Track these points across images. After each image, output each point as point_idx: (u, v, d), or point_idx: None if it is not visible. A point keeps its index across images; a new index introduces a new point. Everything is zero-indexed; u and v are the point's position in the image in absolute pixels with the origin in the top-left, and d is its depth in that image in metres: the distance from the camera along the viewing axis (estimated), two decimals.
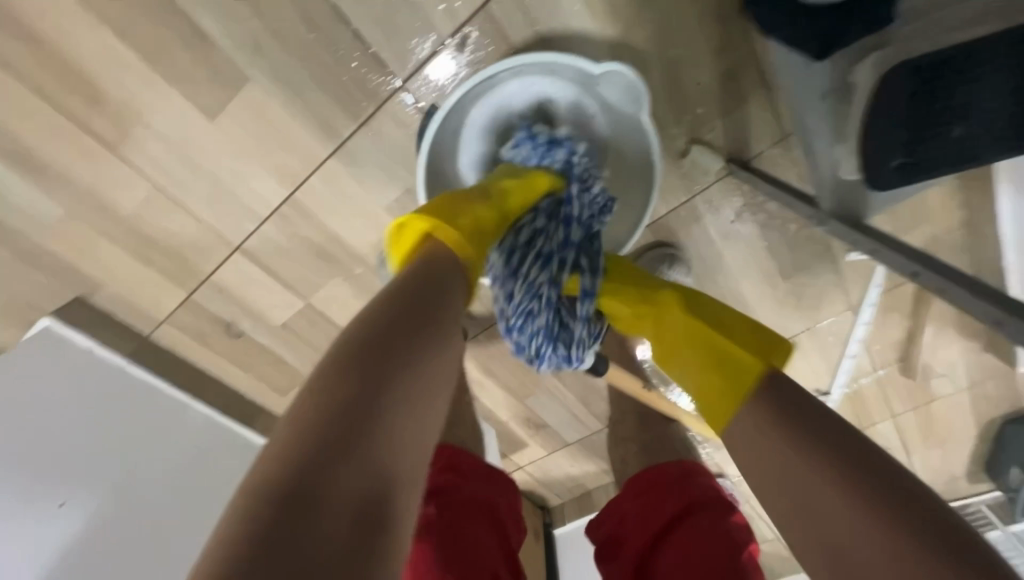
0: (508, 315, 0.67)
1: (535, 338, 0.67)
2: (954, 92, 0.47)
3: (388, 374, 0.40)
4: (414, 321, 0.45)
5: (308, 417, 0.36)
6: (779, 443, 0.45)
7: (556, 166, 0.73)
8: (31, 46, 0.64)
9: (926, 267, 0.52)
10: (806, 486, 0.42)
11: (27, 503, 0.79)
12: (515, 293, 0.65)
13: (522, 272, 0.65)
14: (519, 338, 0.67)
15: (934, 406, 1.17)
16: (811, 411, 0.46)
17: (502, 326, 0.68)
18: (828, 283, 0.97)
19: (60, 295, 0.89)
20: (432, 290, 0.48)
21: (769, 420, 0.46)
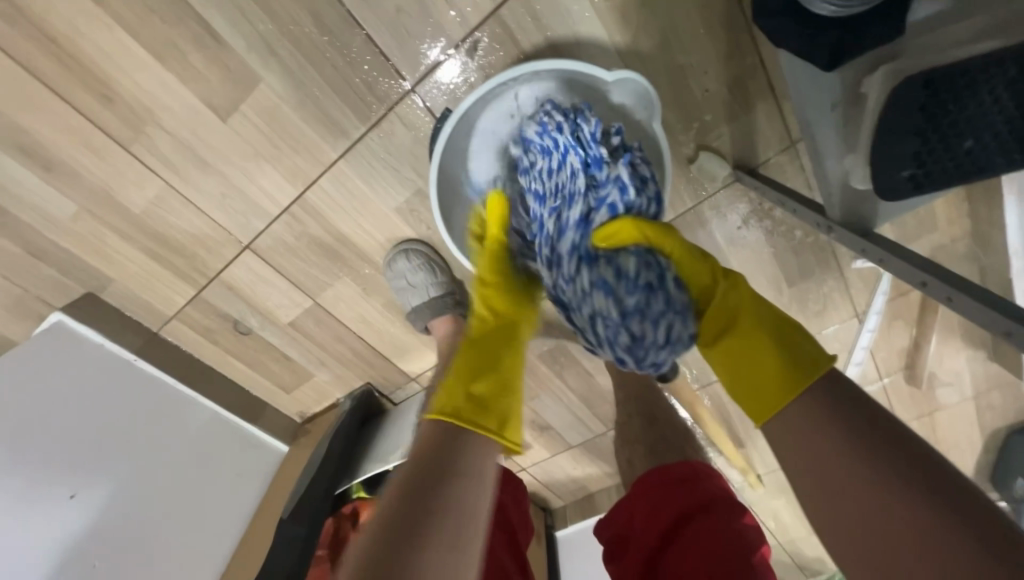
0: (625, 298, 0.57)
1: (664, 319, 0.55)
2: (966, 104, 0.47)
3: (411, 545, 0.39)
4: (437, 491, 0.43)
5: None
6: (819, 433, 0.41)
7: (588, 131, 0.68)
8: (49, 46, 0.66)
9: (934, 276, 0.52)
10: (836, 471, 0.40)
11: (37, 494, 0.79)
12: (623, 268, 0.58)
13: (619, 248, 0.60)
14: (644, 325, 0.56)
15: (939, 414, 1.17)
16: (832, 388, 0.43)
17: (616, 313, 0.57)
18: (835, 290, 0.97)
19: (73, 290, 0.91)
20: (442, 455, 0.46)
21: (820, 415, 0.42)
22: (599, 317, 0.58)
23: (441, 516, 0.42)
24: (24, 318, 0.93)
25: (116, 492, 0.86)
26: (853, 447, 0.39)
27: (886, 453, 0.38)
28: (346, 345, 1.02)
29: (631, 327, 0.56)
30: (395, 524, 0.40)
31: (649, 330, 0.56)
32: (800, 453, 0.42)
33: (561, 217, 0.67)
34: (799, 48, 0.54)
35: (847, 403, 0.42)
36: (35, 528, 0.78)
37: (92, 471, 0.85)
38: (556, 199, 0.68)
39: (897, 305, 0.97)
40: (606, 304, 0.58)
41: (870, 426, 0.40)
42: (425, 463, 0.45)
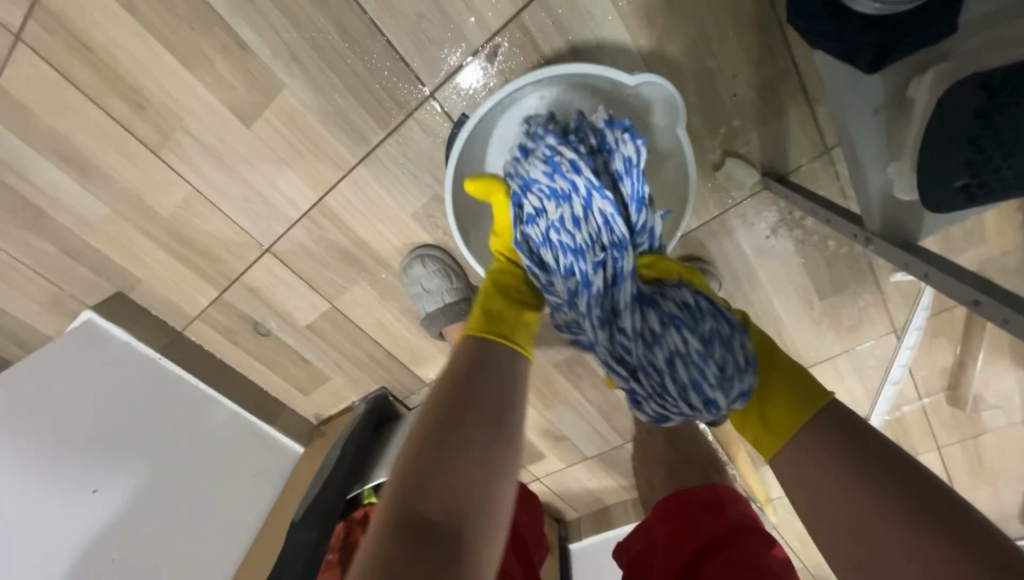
0: (698, 326, 0.53)
1: (739, 343, 0.52)
2: (1023, 111, 0.43)
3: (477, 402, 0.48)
4: (484, 376, 0.51)
5: (410, 449, 0.45)
6: (818, 462, 0.45)
7: (620, 161, 0.62)
8: (86, 55, 0.68)
9: (989, 295, 0.48)
10: (835, 499, 0.43)
11: (62, 489, 0.81)
12: (685, 297, 0.55)
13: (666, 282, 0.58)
14: (727, 350, 0.51)
15: (984, 439, 1.09)
16: (844, 428, 0.46)
17: (699, 345, 0.51)
18: (871, 304, 0.92)
19: (103, 289, 0.94)
20: (483, 352, 0.54)
21: (825, 450, 0.45)
22: (678, 361, 0.52)
23: (487, 395, 0.49)
24: (59, 316, 0.97)
25: (139, 488, 0.88)
26: (861, 482, 0.42)
27: (899, 491, 0.41)
28: (362, 349, 1.03)
29: (716, 356, 0.51)
30: (450, 396, 0.48)
31: (732, 358, 0.51)
32: (811, 486, 0.45)
33: (601, 270, 0.58)
34: (835, 50, 0.52)
35: (857, 442, 0.45)
36: (59, 522, 0.80)
37: (116, 466, 0.87)
38: (598, 250, 0.59)
39: (939, 321, 0.91)
40: (684, 337, 0.52)
41: (871, 458, 0.43)
42: (467, 358, 0.53)
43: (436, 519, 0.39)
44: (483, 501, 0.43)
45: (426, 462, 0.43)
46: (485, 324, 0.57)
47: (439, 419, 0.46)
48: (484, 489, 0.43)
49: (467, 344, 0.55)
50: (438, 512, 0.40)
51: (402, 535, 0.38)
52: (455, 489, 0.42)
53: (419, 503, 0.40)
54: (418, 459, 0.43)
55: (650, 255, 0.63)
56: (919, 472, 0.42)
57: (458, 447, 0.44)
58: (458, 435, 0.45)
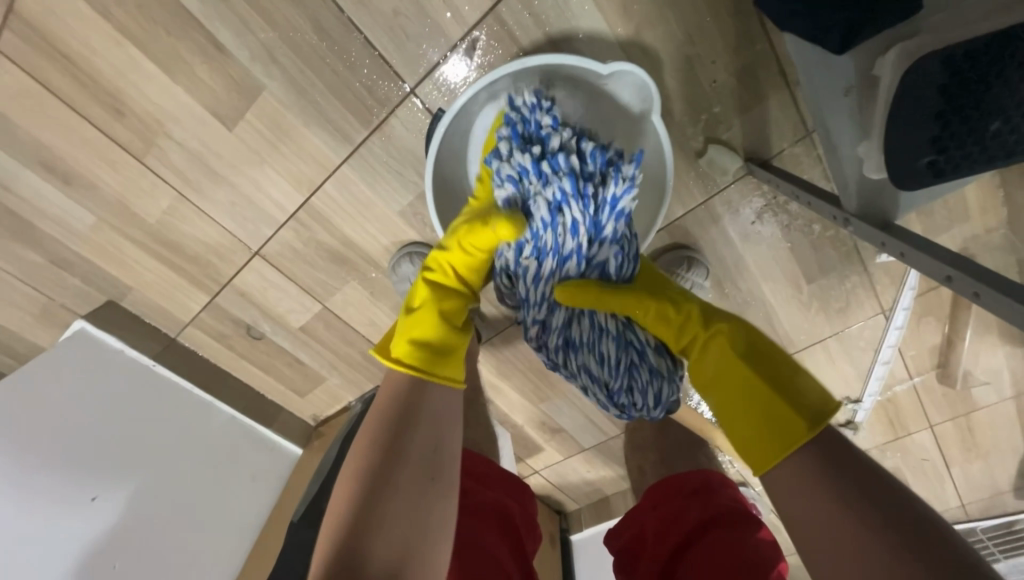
0: (609, 380, 0.63)
1: (649, 390, 0.61)
2: (989, 83, 0.43)
3: (407, 445, 0.48)
4: (410, 419, 0.49)
5: (335, 524, 0.44)
6: (800, 463, 0.42)
7: (606, 208, 0.63)
8: (63, 63, 0.68)
9: (961, 270, 0.49)
10: (810, 503, 0.40)
11: (61, 498, 0.81)
12: (607, 354, 0.62)
13: (600, 328, 0.63)
14: (632, 398, 0.62)
15: (976, 416, 1.11)
16: (829, 441, 0.42)
17: (604, 392, 0.64)
18: (859, 286, 0.92)
19: (95, 298, 0.94)
20: (412, 395, 0.51)
21: (809, 458, 0.42)
22: (590, 391, 0.66)
23: (418, 438, 0.49)
24: (52, 326, 0.97)
25: (137, 494, 0.89)
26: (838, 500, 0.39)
27: (875, 511, 0.38)
28: (356, 348, 1.03)
29: (621, 402, 0.63)
30: (378, 458, 0.47)
31: (638, 402, 0.62)
32: (789, 499, 0.42)
33: (549, 317, 0.67)
34: (805, 29, 0.51)
35: (841, 456, 0.41)
36: (59, 530, 0.80)
37: (113, 473, 0.88)
38: (545, 306, 0.67)
39: (927, 300, 0.92)
40: (597, 386, 0.64)
41: (856, 472, 0.40)
42: (399, 403, 0.50)
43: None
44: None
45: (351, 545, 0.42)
46: (417, 357, 0.54)
47: (368, 490, 0.45)
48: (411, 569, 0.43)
49: (393, 380, 0.53)
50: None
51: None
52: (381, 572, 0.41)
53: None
54: (342, 538, 0.42)
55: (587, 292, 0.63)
56: (899, 492, 0.39)
57: (385, 526, 0.43)
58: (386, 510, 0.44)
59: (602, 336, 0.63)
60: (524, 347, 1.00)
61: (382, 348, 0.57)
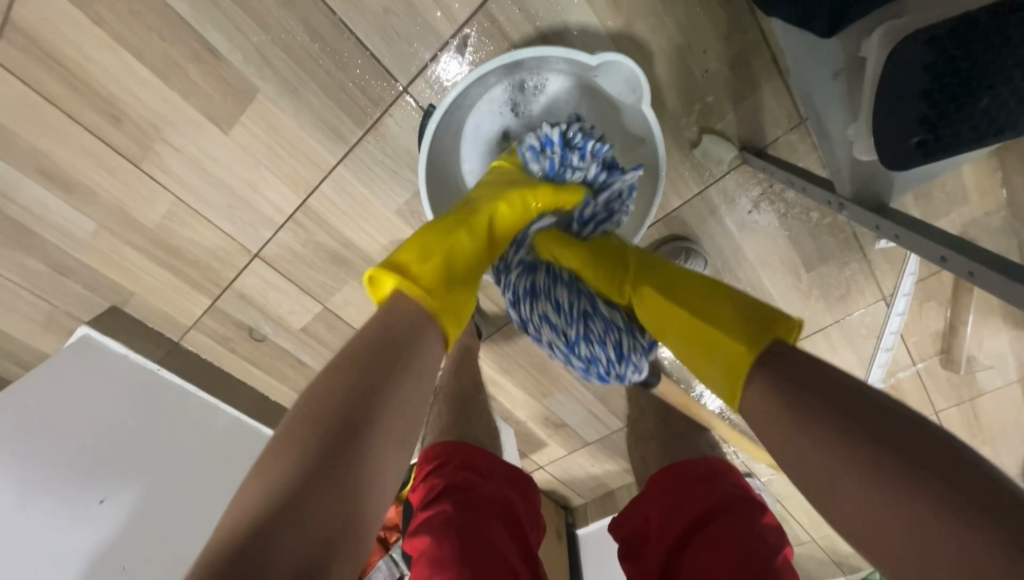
0: (567, 328, 0.67)
1: (608, 339, 0.65)
2: (978, 61, 0.42)
3: (375, 400, 0.41)
4: (384, 368, 0.43)
5: (276, 464, 0.36)
6: (777, 403, 0.42)
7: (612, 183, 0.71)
8: (60, 71, 0.68)
9: (955, 250, 0.48)
10: (805, 444, 0.39)
11: (69, 502, 0.82)
12: (564, 302, 0.68)
13: (562, 280, 0.69)
14: (592, 345, 0.66)
15: (981, 401, 1.10)
16: (808, 371, 0.42)
17: (563, 342, 0.68)
18: (858, 273, 0.92)
19: (99, 304, 0.96)
20: (405, 339, 0.45)
21: (780, 389, 0.42)
22: (553, 345, 0.69)
23: (389, 392, 0.42)
24: (57, 333, 0.99)
25: (143, 496, 0.89)
26: (846, 447, 0.37)
27: (888, 450, 0.35)
28: None
29: (581, 350, 0.67)
30: (342, 402, 0.40)
31: (598, 352, 0.66)
32: (782, 445, 0.41)
33: (521, 268, 0.71)
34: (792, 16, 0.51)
35: (836, 399, 0.39)
36: (66, 535, 0.80)
37: (118, 476, 0.88)
38: (525, 259, 0.71)
39: (927, 285, 0.92)
40: (556, 335, 0.68)
41: (843, 401, 0.39)
42: (386, 337, 0.44)
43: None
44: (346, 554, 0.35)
45: (289, 493, 0.35)
46: (436, 298, 0.49)
47: (323, 432, 0.38)
48: (351, 539, 0.35)
49: (391, 313, 0.46)
50: (287, 566, 0.32)
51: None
52: (315, 535, 0.34)
53: (261, 549, 0.32)
54: (279, 483, 0.35)
55: (557, 247, 0.70)
56: (907, 421, 0.37)
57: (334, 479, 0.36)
58: (336, 458, 0.37)
59: (564, 283, 0.69)
60: (525, 342, 1.01)
61: (388, 268, 0.49)
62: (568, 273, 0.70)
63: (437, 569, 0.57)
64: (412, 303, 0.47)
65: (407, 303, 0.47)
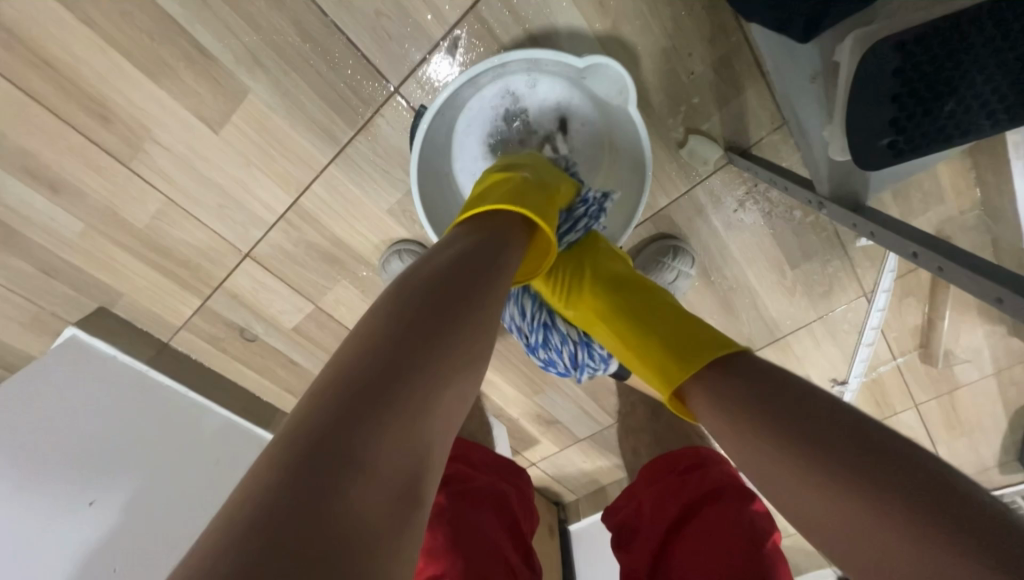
0: (529, 334, 0.74)
1: (565, 350, 0.72)
2: (942, 65, 0.45)
3: (453, 319, 0.39)
4: (464, 290, 0.42)
5: (360, 365, 0.33)
6: (749, 413, 0.42)
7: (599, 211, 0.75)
8: (47, 71, 0.68)
9: (925, 247, 0.51)
10: (780, 452, 0.39)
11: (56, 507, 0.81)
12: (528, 314, 0.73)
13: (529, 291, 0.73)
14: (550, 352, 0.74)
15: (959, 394, 1.13)
16: (772, 381, 0.43)
17: (526, 344, 0.76)
18: (841, 269, 0.95)
19: (87, 305, 0.95)
20: (496, 259, 0.47)
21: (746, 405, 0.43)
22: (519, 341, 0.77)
23: (470, 311, 0.41)
24: (43, 335, 0.97)
25: (135, 496, 0.88)
26: (809, 452, 0.37)
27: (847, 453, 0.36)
28: None
29: (540, 353, 0.75)
30: (422, 315, 0.38)
31: (554, 358, 0.74)
32: (751, 454, 0.42)
33: None
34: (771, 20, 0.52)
35: (808, 412, 0.40)
36: (57, 538, 0.79)
37: (109, 477, 0.87)
38: None
39: (906, 282, 0.95)
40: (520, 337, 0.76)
41: (814, 413, 0.39)
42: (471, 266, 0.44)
43: (366, 484, 0.29)
44: (421, 486, 0.32)
45: (370, 404, 0.31)
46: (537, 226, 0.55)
47: (406, 338, 0.36)
48: (426, 471, 0.33)
49: (486, 240, 0.48)
50: (378, 472, 0.30)
51: (302, 505, 0.26)
52: (403, 444, 0.32)
53: (354, 447, 0.29)
54: (363, 379, 0.32)
55: None
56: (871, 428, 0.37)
57: (416, 407, 0.33)
58: (421, 367, 0.35)
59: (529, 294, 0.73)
60: (516, 341, 1.02)
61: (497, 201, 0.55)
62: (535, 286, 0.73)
63: (432, 559, 0.57)
64: (515, 223, 0.53)
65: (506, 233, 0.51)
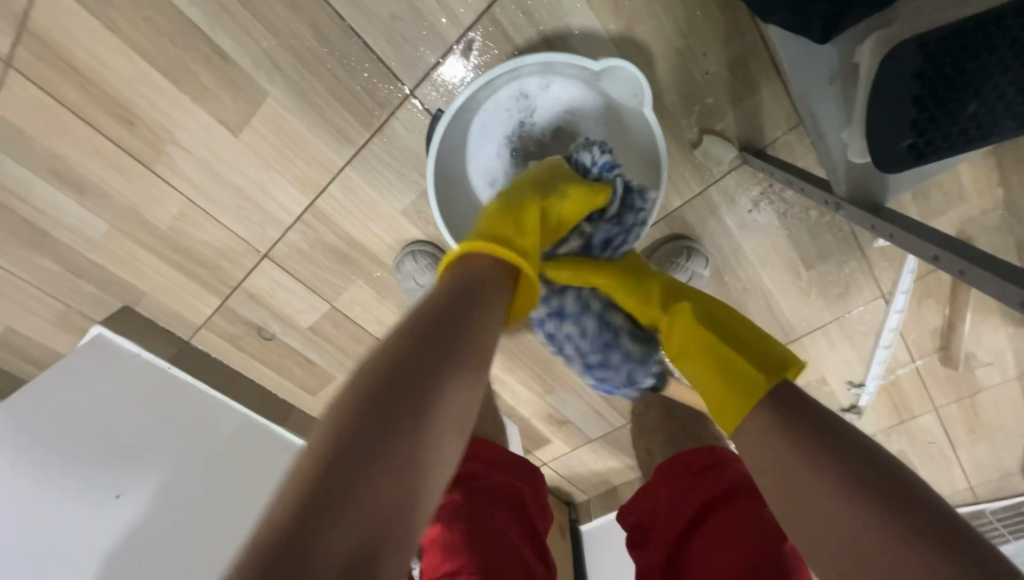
0: (588, 354, 0.71)
1: (622, 365, 0.71)
2: (964, 66, 0.45)
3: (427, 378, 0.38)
4: (440, 346, 0.40)
5: (330, 438, 0.34)
6: (781, 437, 0.44)
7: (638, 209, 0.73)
8: (76, 77, 0.70)
9: (947, 249, 0.50)
10: (805, 478, 0.42)
11: (85, 495, 0.84)
12: (588, 331, 0.70)
13: (587, 307, 0.70)
14: (606, 370, 0.71)
15: (980, 398, 1.11)
16: (808, 410, 0.45)
17: (582, 365, 0.72)
18: (858, 270, 0.93)
19: (111, 304, 0.98)
20: (468, 304, 0.44)
21: (785, 430, 0.44)
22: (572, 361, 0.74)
23: (445, 366, 0.40)
24: (69, 332, 1.01)
25: (158, 490, 0.91)
26: (858, 500, 0.39)
27: (898, 520, 0.37)
28: (363, 345, 1.05)
29: (595, 372, 0.72)
30: (395, 377, 0.37)
31: (611, 375, 0.72)
32: (768, 468, 0.44)
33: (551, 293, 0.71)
34: (787, 21, 0.52)
35: (838, 440, 0.43)
36: (85, 529, 0.82)
37: (133, 470, 0.90)
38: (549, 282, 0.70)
39: (926, 283, 0.93)
40: (575, 357, 0.72)
41: (840, 445, 0.42)
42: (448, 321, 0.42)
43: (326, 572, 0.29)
44: (394, 556, 0.33)
45: (328, 493, 0.31)
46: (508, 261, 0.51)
47: (376, 404, 0.35)
48: (398, 541, 0.33)
49: (464, 284, 0.46)
50: (339, 556, 0.30)
51: None
52: (368, 521, 0.32)
53: (314, 532, 0.30)
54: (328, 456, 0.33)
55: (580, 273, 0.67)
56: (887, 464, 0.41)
57: (381, 482, 0.33)
58: (387, 436, 0.34)
59: (587, 311, 0.70)
60: (528, 341, 1.02)
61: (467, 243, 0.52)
62: (596, 301, 0.70)
63: (448, 555, 0.58)
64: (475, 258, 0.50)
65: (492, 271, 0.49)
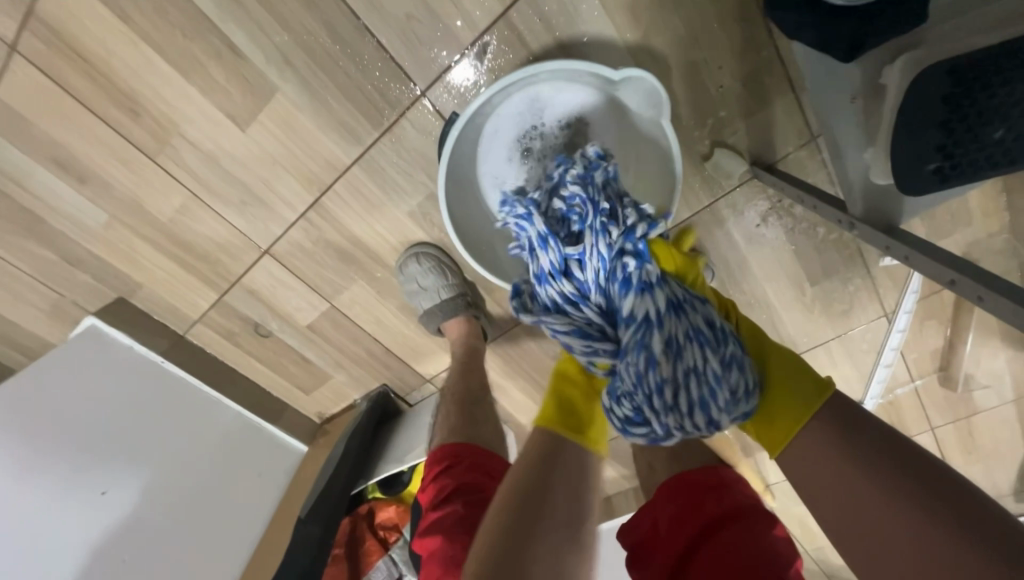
0: (710, 352, 0.52)
1: (739, 359, 0.53)
2: (994, 91, 0.44)
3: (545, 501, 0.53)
4: (551, 478, 0.55)
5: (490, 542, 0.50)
6: (826, 444, 0.46)
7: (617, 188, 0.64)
8: (81, 65, 0.69)
9: (964, 274, 0.49)
10: (851, 482, 0.44)
11: (67, 493, 0.82)
12: (694, 315, 0.54)
13: (671, 288, 0.56)
14: (735, 374, 0.52)
15: (977, 419, 1.11)
16: (851, 417, 0.47)
17: (712, 376, 0.51)
18: (862, 289, 0.93)
19: (105, 295, 0.95)
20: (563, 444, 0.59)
21: (828, 437, 0.47)
22: (694, 383, 0.51)
23: (558, 491, 0.55)
24: (61, 323, 0.98)
25: (146, 488, 0.89)
26: (902, 500, 0.41)
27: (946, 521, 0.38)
28: (362, 346, 1.04)
29: (728, 380, 0.51)
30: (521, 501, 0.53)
31: (740, 382, 0.51)
32: (808, 474, 0.47)
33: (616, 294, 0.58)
34: (814, 41, 0.53)
35: (884, 446, 0.44)
36: (71, 524, 0.81)
37: (122, 467, 0.88)
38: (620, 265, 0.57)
39: (928, 303, 0.93)
40: (699, 370, 0.51)
41: (885, 451, 0.44)
42: (538, 524, 0.51)
43: None
44: None
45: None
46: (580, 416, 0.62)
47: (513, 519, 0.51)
48: None
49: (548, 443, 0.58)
50: None
51: None
52: None
53: None
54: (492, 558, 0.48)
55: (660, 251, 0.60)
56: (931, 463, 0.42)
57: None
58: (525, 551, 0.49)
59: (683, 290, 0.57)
60: (529, 347, 1.01)
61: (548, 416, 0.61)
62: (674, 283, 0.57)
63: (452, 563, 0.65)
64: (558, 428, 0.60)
65: (572, 444, 0.59)
